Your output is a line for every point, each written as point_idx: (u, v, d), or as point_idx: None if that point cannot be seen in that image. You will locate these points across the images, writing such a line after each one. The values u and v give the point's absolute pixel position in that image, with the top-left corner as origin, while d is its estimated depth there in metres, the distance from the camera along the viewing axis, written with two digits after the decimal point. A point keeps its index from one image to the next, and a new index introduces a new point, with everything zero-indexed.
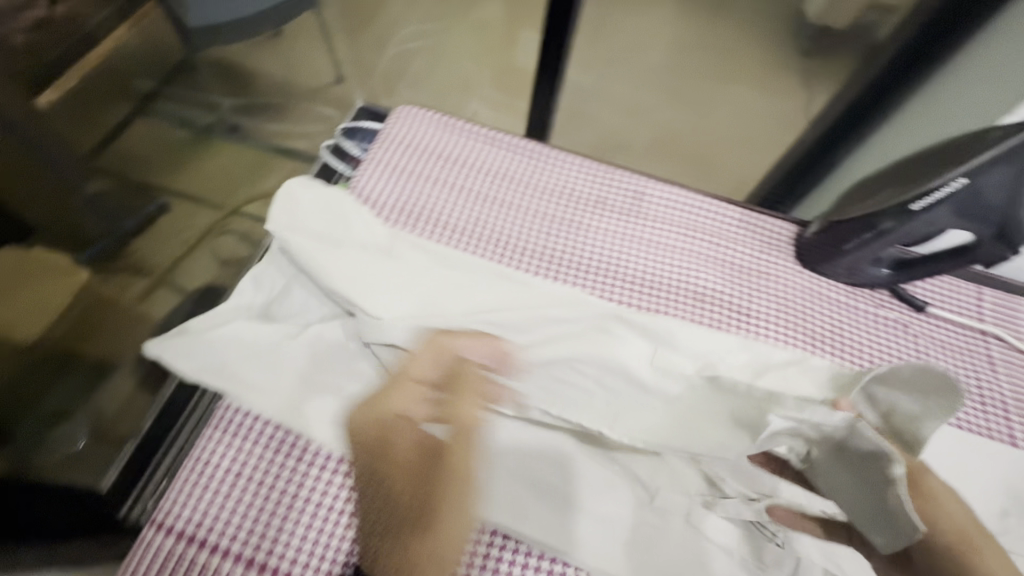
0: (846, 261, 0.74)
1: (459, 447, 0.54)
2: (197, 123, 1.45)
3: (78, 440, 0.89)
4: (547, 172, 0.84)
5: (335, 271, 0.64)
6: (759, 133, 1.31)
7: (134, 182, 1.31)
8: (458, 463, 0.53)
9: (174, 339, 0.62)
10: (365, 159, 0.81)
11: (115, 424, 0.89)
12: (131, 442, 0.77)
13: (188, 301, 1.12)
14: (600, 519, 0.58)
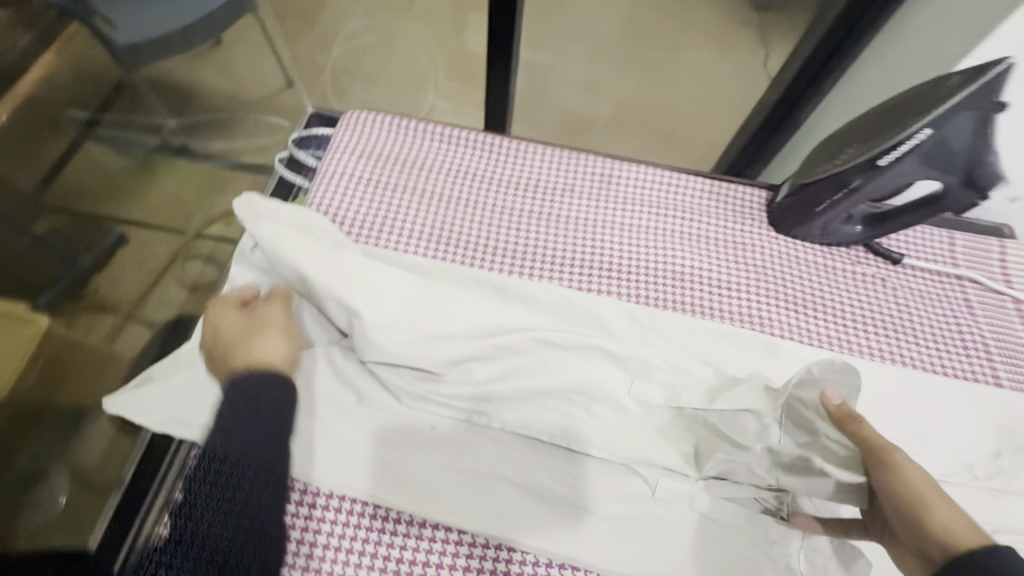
0: (819, 222, 0.73)
1: (287, 322, 0.59)
2: (142, 149, 1.28)
3: (58, 496, 0.87)
4: (509, 166, 0.81)
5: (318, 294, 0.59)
6: (724, 97, 1.30)
7: (85, 214, 1.13)
8: (289, 333, 0.59)
9: (140, 392, 0.59)
10: (317, 174, 0.77)
11: (98, 474, 0.87)
12: (113, 493, 0.73)
13: (158, 338, 1.08)
14: (605, 517, 0.56)
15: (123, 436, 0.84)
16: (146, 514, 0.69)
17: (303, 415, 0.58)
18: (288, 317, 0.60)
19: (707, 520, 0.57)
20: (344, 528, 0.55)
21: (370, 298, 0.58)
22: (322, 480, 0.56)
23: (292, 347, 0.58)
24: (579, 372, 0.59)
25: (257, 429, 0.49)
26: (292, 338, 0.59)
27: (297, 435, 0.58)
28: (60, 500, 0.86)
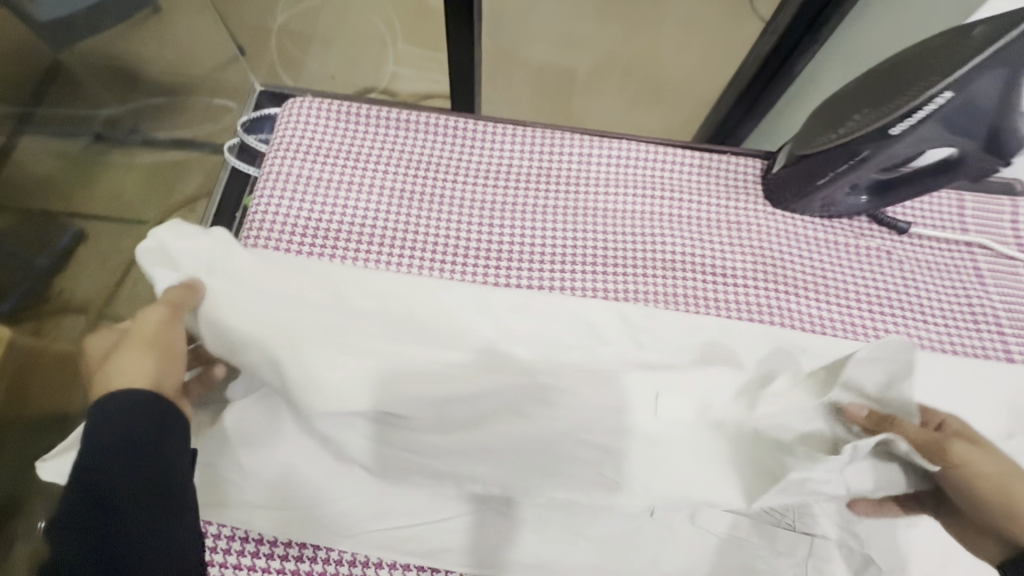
0: (821, 196, 0.67)
1: (163, 333, 0.48)
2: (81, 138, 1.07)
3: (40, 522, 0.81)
4: (476, 153, 0.73)
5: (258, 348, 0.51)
6: (706, 50, 1.16)
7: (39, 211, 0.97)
8: (159, 345, 0.48)
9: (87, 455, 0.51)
10: (260, 178, 0.69)
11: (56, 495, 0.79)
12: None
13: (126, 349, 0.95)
14: (599, 540, 0.53)
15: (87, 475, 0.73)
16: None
17: (266, 462, 0.52)
18: (167, 326, 0.49)
19: (707, 533, 0.53)
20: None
21: (327, 333, 0.52)
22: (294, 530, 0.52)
23: (162, 365, 0.47)
24: (567, 396, 0.51)
25: (161, 405, 0.45)
26: (166, 350, 0.48)
27: (261, 483, 0.52)
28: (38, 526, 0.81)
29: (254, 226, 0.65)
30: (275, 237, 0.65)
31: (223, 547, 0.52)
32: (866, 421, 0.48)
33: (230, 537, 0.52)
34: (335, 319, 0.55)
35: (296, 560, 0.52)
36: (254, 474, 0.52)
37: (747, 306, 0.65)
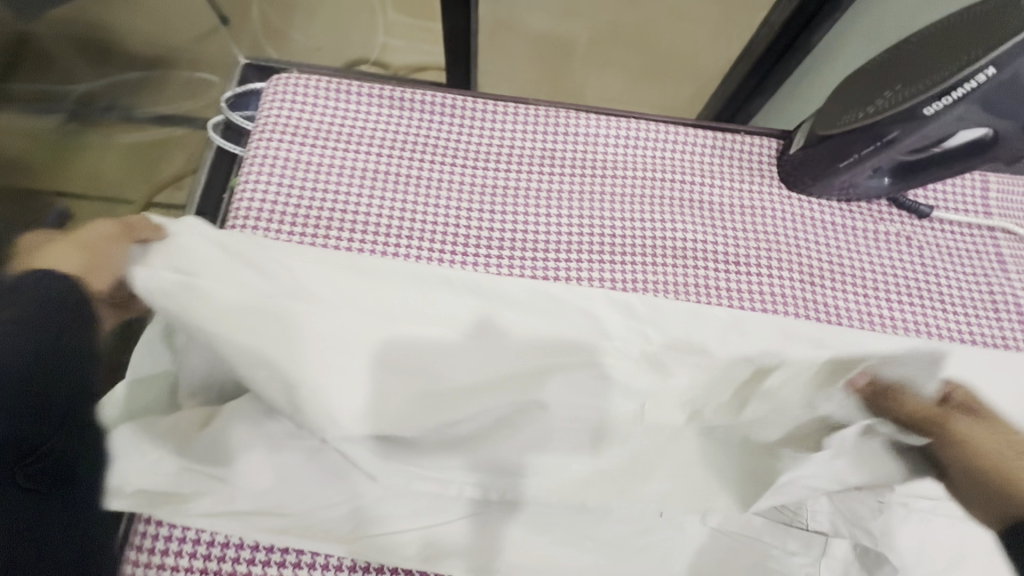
0: (842, 179, 0.64)
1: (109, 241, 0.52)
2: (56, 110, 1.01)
3: None
4: (478, 134, 0.69)
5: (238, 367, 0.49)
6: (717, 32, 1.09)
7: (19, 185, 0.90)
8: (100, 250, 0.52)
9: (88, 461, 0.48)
10: (245, 160, 0.64)
11: None
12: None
13: None
14: (608, 542, 0.51)
15: None
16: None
17: (259, 469, 0.50)
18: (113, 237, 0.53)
19: (718, 531, 0.52)
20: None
21: (330, 334, 0.51)
22: (291, 534, 0.50)
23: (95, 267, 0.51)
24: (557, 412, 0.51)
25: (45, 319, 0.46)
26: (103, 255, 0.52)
27: (254, 490, 0.50)
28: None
29: (240, 213, 0.61)
30: (265, 227, 0.61)
31: (165, 551, 0.50)
32: (864, 388, 0.53)
33: (196, 539, 0.50)
34: (341, 315, 0.53)
35: (266, 565, 0.51)
36: (245, 481, 0.49)
37: (762, 295, 0.63)
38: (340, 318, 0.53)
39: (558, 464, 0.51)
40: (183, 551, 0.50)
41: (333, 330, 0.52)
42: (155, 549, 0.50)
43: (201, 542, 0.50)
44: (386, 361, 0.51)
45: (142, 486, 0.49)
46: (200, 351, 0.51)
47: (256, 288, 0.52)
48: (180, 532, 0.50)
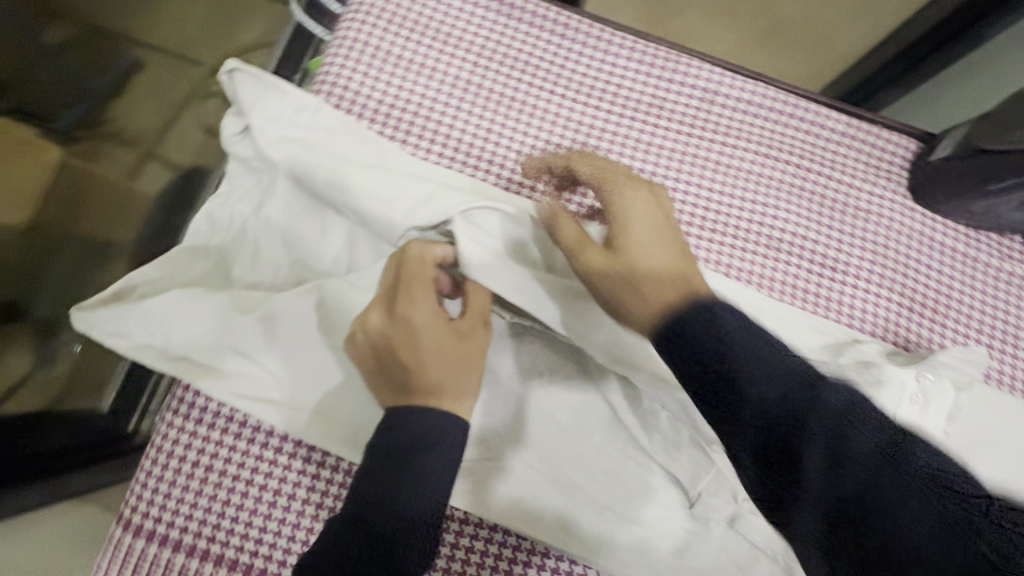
0: (982, 204, 0.56)
1: (418, 322, 0.43)
2: None
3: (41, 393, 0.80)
4: (585, 64, 0.62)
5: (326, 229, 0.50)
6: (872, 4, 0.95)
7: (117, 34, 0.99)
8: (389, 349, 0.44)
9: (119, 310, 0.46)
10: (335, 41, 0.60)
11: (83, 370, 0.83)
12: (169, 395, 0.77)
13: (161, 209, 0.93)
14: (629, 522, 0.49)
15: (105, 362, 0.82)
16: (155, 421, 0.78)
17: (301, 357, 0.48)
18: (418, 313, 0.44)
19: (742, 538, 0.49)
20: (312, 471, 0.48)
21: (409, 221, 0.46)
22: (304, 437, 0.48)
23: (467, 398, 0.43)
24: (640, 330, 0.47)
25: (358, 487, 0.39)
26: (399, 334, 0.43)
27: (288, 382, 0.48)
28: (75, 348, 0.84)
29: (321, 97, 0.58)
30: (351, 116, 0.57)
31: (202, 420, 0.49)
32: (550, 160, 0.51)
33: (295, 466, 0.48)
34: (419, 191, 0.47)
35: (320, 494, 0.48)
36: (285, 371, 0.48)
37: (854, 309, 0.57)
38: (416, 197, 0.47)
39: (586, 425, 0.51)
40: (314, 483, 0.48)
41: (414, 204, 0.47)
42: (292, 468, 0.48)
43: (313, 473, 0.48)
44: (471, 261, 0.44)
45: (185, 352, 0.47)
46: (277, 218, 0.51)
47: (344, 147, 0.50)
48: (209, 416, 0.49)
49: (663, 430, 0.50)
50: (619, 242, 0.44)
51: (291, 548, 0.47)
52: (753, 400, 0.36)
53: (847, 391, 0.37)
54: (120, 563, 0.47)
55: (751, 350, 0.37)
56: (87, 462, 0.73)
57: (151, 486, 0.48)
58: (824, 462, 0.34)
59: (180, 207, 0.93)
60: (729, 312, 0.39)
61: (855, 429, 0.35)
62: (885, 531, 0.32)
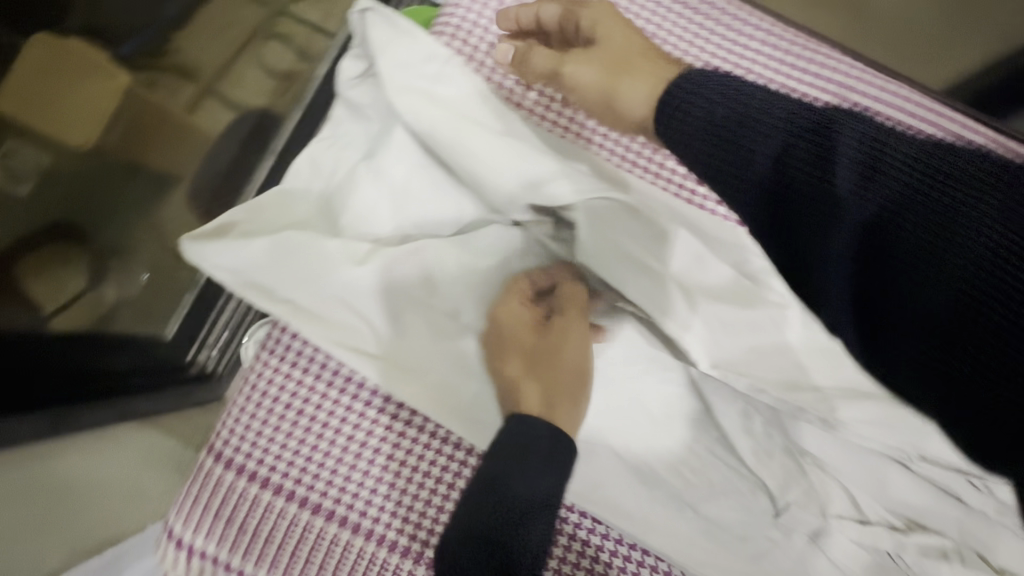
0: None
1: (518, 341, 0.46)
2: None
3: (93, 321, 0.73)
4: (714, 46, 0.60)
5: (436, 194, 0.50)
6: None
7: None
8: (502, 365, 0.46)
9: (235, 246, 0.48)
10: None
11: (144, 305, 0.80)
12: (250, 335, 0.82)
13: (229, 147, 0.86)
14: (709, 521, 0.48)
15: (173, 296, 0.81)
16: (216, 357, 0.82)
17: (402, 313, 0.49)
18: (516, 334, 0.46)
19: (824, 555, 0.48)
20: (399, 428, 0.50)
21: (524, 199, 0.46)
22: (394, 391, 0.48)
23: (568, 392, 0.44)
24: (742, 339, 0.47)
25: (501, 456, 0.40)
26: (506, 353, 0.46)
27: (387, 336, 0.49)
28: (142, 277, 0.81)
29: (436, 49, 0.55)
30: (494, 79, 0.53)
31: (298, 364, 0.51)
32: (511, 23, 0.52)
33: (382, 421, 0.50)
34: (542, 167, 0.46)
35: (405, 452, 0.50)
36: (385, 326, 0.49)
37: None
38: (537, 172, 0.46)
39: (676, 418, 0.50)
40: (399, 438, 0.50)
41: (536, 171, 0.46)
42: (379, 423, 0.50)
43: (400, 430, 0.50)
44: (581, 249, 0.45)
45: (292, 296, 0.48)
46: (388, 169, 0.50)
47: (467, 108, 0.48)
48: (305, 361, 0.51)
49: (758, 436, 0.48)
50: (595, 43, 0.46)
51: (374, 500, 0.49)
52: (763, 161, 0.36)
53: (869, 125, 0.35)
54: (207, 494, 0.49)
55: (756, 112, 0.37)
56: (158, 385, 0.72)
57: (243, 421, 0.50)
58: (837, 205, 0.33)
59: (256, 146, 0.89)
60: (730, 81, 0.39)
61: (870, 170, 0.33)
62: (896, 264, 0.32)
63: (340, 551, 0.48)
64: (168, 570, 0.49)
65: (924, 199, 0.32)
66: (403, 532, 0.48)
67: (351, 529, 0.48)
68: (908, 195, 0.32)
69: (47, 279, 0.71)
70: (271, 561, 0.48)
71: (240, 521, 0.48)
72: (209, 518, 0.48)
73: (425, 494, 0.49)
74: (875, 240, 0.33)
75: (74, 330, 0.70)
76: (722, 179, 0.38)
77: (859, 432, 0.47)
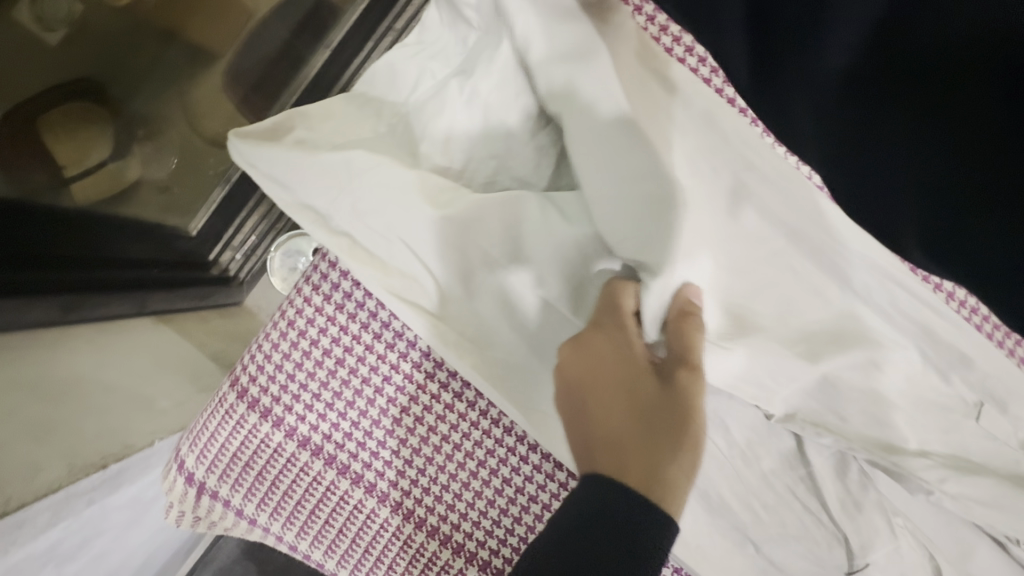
0: None
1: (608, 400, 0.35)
2: None
3: (116, 197, 0.67)
4: None
5: (541, 134, 0.41)
6: None
7: None
8: (575, 412, 0.37)
9: (286, 158, 0.40)
10: None
11: (169, 194, 0.73)
12: (278, 246, 0.77)
13: (280, 26, 0.74)
14: (768, 560, 0.44)
15: (201, 192, 0.74)
16: (239, 260, 0.78)
17: (471, 277, 0.40)
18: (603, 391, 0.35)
19: None
20: (450, 400, 0.44)
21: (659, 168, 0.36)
22: (449, 361, 0.42)
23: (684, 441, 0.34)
24: (863, 377, 0.40)
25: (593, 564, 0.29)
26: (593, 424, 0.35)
27: (451, 300, 0.41)
28: (172, 160, 0.73)
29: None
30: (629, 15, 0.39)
31: (343, 308, 0.44)
32: None
33: (430, 389, 0.44)
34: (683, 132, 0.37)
35: (450, 427, 0.44)
36: (450, 286, 0.41)
37: None
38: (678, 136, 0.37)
39: (757, 448, 0.43)
40: (444, 412, 0.44)
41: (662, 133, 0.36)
42: (425, 391, 0.44)
43: (447, 403, 0.44)
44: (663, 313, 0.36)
45: (349, 230, 0.41)
46: (488, 96, 0.40)
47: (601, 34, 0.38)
48: (352, 306, 0.44)
49: (850, 485, 0.43)
50: None
51: (407, 471, 0.44)
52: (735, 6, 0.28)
53: None
54: (225, 432, 0.44)
55: (720, 7, 0.28)
56: (157, 284, 0.63)
57: (274, 360, 0.44)
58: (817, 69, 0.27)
59: (311, 28, 0.74)
60: None
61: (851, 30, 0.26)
62: (877, 111, 0.27)
63: (364, 518, 0.45)
64: (173, 503, 0.46)
65: (918, 40, 0.25)
66: (433, 511, 0.45)
67: (377, 498, 0.45)
68: (897, 43, 0.26)
69: (71, 139, 0.65)
70: (286, 515, 0.45)
71: (259, 468, 0.45)
72: (225, 461, 0.45)
73: (463, 475, 0.44)
74: (876, 129, 0.27)
75: (95, 204, 0.64)
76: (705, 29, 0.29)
77: (966, 510, 0.41)
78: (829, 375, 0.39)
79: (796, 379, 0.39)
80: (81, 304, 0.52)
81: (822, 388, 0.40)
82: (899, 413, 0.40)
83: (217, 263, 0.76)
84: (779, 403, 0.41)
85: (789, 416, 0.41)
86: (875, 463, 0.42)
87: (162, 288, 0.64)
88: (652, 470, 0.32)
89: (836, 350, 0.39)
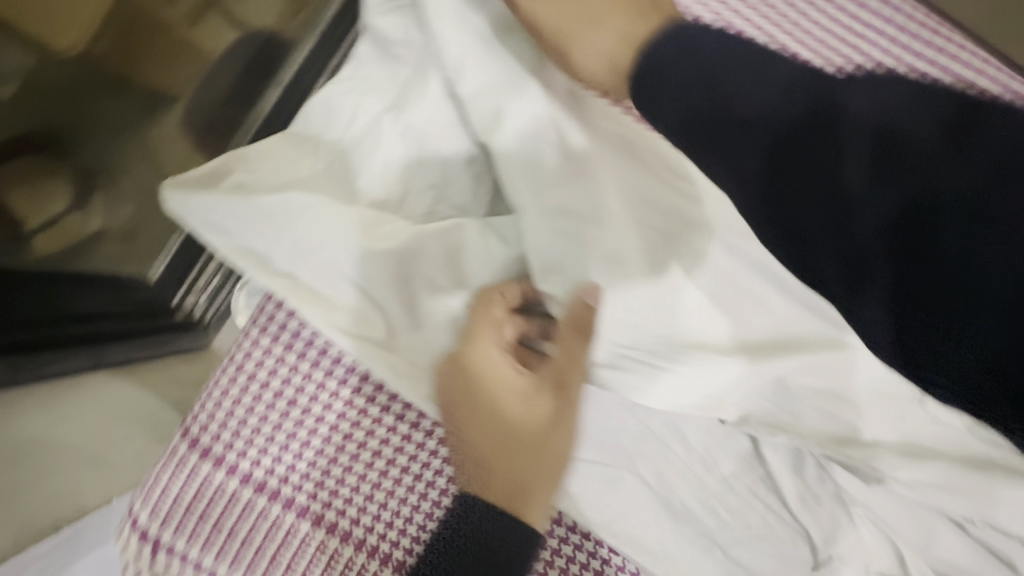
0: None
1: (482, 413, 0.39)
2: None
3: (73, 253, 0.66)
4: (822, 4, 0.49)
5: (478, 163, 0.42)
6: None
7: None
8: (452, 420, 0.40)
9: (230, 207, 0.40)
10: None
11: (127, 243, 0.69)
12: (240, 287, 0.67)
13: (229, 67, 0.74)
14: (741, 565, 0.44)
15: (159, 236, 0.69)
16: (204, 303, 0.69)
17: (420, 308, 0.41)
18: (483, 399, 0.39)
19: None
20: (406, 430, 0.45)
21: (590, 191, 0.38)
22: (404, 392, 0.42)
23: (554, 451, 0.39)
24: (812, 374, 0.40)
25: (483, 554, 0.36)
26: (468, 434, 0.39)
27: (403, 331, 0.41)
28: (127, 208, 0.70)
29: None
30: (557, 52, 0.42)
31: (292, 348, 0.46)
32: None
33: (386, 422, 0.45)
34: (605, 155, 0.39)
35: (409, 459, 0.44)
36: (400, 318, 0.41)
37: None
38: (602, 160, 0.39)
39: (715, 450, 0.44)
40: (402, 443, 0.44)
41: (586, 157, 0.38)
42: (380, 424, 0.45)
43: (404, 434, 0.45)
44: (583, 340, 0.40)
45: (293, 271, 0.41)
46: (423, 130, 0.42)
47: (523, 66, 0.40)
48: (302, 346, 0.46)
49: (808, 480, 0.44)
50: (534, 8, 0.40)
51: (368, 506, 0.44)
52: (755, 131, 0.33)
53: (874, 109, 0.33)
54: (179, 484, 0.45)
55: (733, 125, 0.33)
56: (120, 332, 0.60)
57: (225, 408, 0.46)
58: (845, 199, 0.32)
59: (257, 69, 0.74)
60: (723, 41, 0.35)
61: (904, 171, 0.31)
62: (928, 253, 0.31)
63: (327, 560, 0.44)
64: (129, 562, 0.46)
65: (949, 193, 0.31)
66: (398, 545, 0.43)
67: (339, 538, 0.44)
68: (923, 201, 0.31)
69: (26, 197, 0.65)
70: (247, 563, 0.45)
71: (216, 517, 0.45)
72: (180, 514, 0.45)
73: (425, 505, 0.44)
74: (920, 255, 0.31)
75: (45, 261, 0.63)
76: (703, 145, 0.34)
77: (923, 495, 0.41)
78: (774, 378, 0.40)
79: (741, 384, 0.40)
80: (22, 366, 0.51)
81: (771, 387, 0.41)
82: (849, 406, 0.41)
83: (182, 309, 0.68)
84: (731, 407, 0.41)
85: (743, 419, 0.42)
86: (829, 457, 0.43)
87: (122, 337, 0.61)
88: (515, 487, 0.37)
89: (782, 349, 0.40)
